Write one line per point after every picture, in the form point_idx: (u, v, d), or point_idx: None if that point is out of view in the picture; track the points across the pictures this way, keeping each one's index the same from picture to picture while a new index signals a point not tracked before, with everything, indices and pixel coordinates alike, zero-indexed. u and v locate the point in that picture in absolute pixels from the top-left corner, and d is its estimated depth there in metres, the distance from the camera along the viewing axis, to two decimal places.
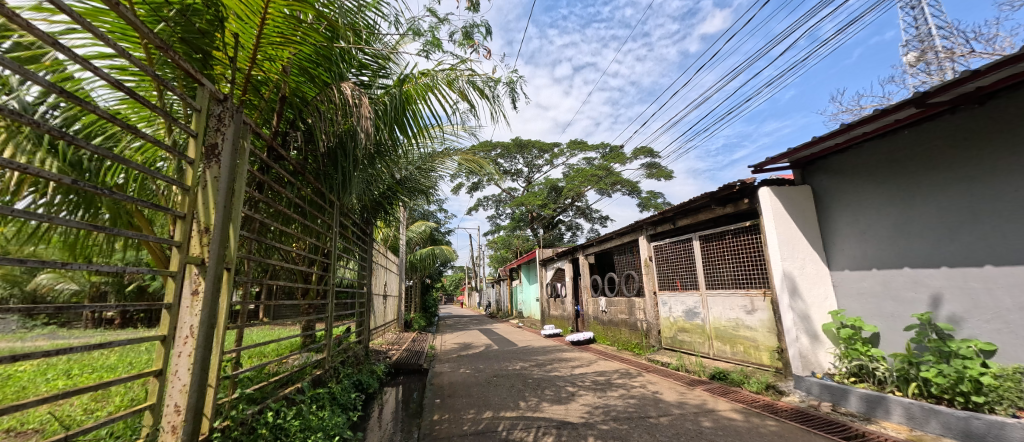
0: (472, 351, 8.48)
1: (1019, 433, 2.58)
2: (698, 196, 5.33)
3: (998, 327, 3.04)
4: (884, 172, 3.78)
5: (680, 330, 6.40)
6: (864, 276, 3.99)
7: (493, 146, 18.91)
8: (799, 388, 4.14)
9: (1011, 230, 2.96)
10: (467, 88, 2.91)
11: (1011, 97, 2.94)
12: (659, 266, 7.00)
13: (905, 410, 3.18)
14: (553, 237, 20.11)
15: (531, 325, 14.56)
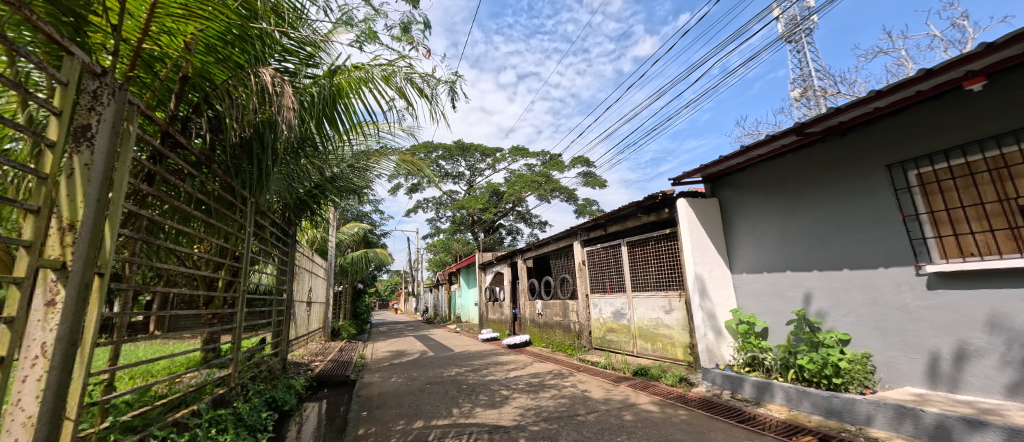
0: (406, 358, 8.16)
1: (866, 407, 3.12)
2: (626, 204, 5.71)
3: (852, 320, 3.66)
4: (775, 188, 4.37)
5: (609, 330, 6.77)
6: (757, 278, 4.57)
7: (434, 147, 18.51)
8: (705, 379, 4.62)
9: (862, 239, 3.59)
10: (406, 86, 2.80)
11: (864, 130, 3.57)
12: (591, 270, 7.36)
13: (785, 393, 3.70)
14: (492, 241, 20.17)
15: (469, 329, 14.42)
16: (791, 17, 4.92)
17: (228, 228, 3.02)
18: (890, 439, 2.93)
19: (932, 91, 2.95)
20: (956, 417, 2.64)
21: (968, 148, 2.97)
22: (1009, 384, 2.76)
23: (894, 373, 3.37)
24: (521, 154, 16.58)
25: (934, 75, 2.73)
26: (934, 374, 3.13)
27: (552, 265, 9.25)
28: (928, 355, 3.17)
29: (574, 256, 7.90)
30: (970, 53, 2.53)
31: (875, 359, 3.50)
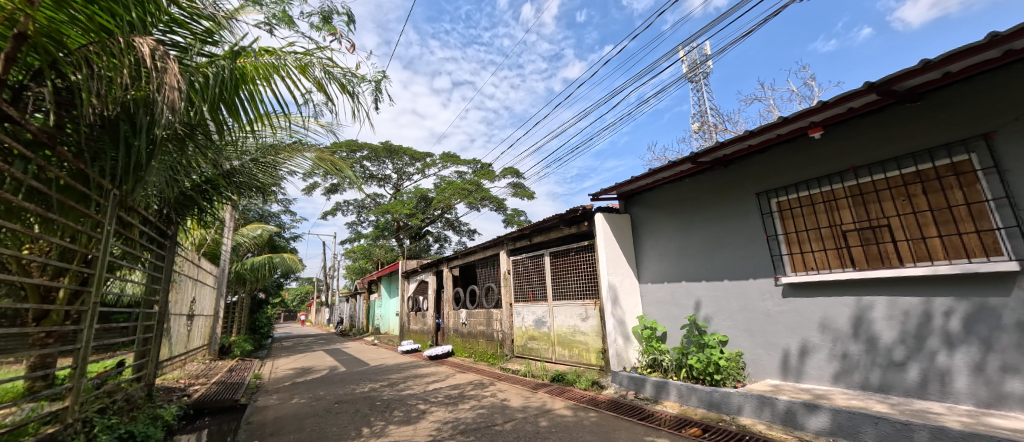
0: (313, 375, 7.43)
1: (738, 399, 3.64)
2: (549, 216, 5.99)
3: (729, 323, 4.26)
4: (676, 208, 4.92)
5: (530, 338, 6.93)
6: (659, 287, 5.08)
7: (358, 147, 17.43)
8: (613, 381, 4.97)
9: (738, 255, 4.21)
10: (325, 79, 2.57)
11: (743, 163, 4.21)
12: (516, 278, 7.50)
13: (678, 390, 4.15)
14: (417, 248, 19.46)
15: (388, 341, 13.68)
16: (692, 60, 5.65)
17: (80, 226, 2.49)
18: (755, 425, 3.45)
19: (790, 134, 3.59)
20: (799, 402, 3.21)
21: (812, 183, 3.67)
22: (835, 373, 3.44)
23: (759, 369, 3.98)
24: (452, 161, 16.32)
25: (790, 121, 3.33)
26: (786, 367, 3.77)
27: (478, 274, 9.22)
28: (782, 352, 3.81)
29: (500, 265, 7.99)
30: (812, 108, 3.15)
31: (745, 356, 4.10)
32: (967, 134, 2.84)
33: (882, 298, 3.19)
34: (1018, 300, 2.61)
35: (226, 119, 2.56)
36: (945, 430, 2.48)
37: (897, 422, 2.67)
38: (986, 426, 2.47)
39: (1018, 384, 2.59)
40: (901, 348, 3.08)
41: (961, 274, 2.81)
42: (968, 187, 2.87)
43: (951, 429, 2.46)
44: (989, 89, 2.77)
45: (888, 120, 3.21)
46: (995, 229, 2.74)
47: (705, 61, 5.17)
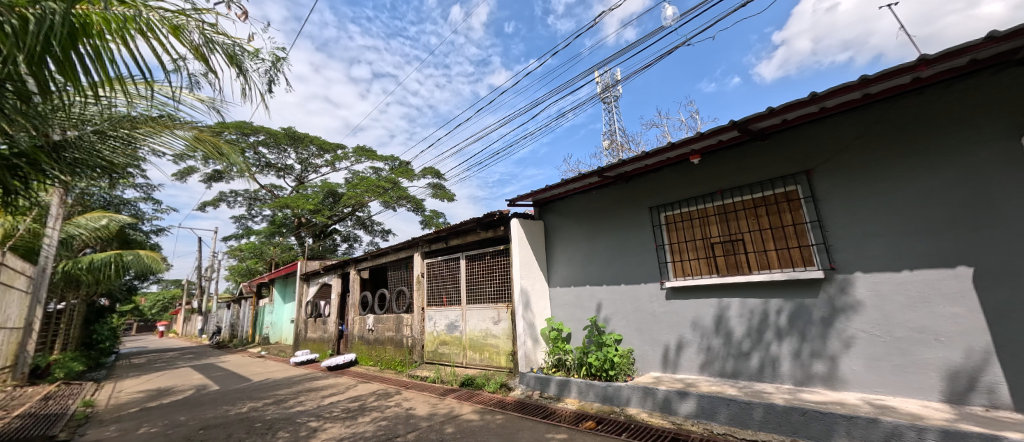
0: (174, 397, 6.26)
1: (627, 391, 4.04)
2: (467, 219, 5.99)
3: (624, 323, 4.71)
4: (584, 217, 5.30)
5: (441, 343, 6.78)
6: (566, 291, 5.40)
7: (252, 131, 15.32)
8: (520, 382, 5.13)
9: (633, 261, 4.69)
10: (205, 46, 2.28)
11: (640, 180, 4.70)
12: (430, 282, 7.31)
13: (578, 387, 4.45)
14: (321, 248, 17.72)
15: (280, 352, 12.21)
16: (604, 82, 6.16)
17: None
18: (639, 414, 3.87)
19: (677, 158, 4.12)
20: (673, 390, 3.68)
21: (691, 201, 4.27)
22: (702, 364, 4.02)
23: (646, 363, 4.46)
24: (367, 156, 15.24)
25: (676, 147, 3.84)
26: (665, 361, 4.30)
27: (389, 277, 8.75)
28: (663, 347, 4.33)
29: (414, 268, 7.71)
30: (692, 137, 3.68)
31: (635, 353, 4.57)
32: (798, 169, 3.57)
33: (737, 299, 3.84)
34: (823, 301, 3.36)
35: (56, 78, 1.96)
36: (773, 406, 3.08)
37: (742, 402, 3.24)
38: (800, 400, 3.13)
39: (822, 366, 3.33)
40: (748, 341, 3.74)
41: (789, 280, 3.52)
42: (796, 211, 3.62)
43: (777, 405, 3.07)
44: (812, 135, 3.52)
45: (747, 153, 3.89)
46: (811, 244, 3.49)
47: (615, 85, 5.67)
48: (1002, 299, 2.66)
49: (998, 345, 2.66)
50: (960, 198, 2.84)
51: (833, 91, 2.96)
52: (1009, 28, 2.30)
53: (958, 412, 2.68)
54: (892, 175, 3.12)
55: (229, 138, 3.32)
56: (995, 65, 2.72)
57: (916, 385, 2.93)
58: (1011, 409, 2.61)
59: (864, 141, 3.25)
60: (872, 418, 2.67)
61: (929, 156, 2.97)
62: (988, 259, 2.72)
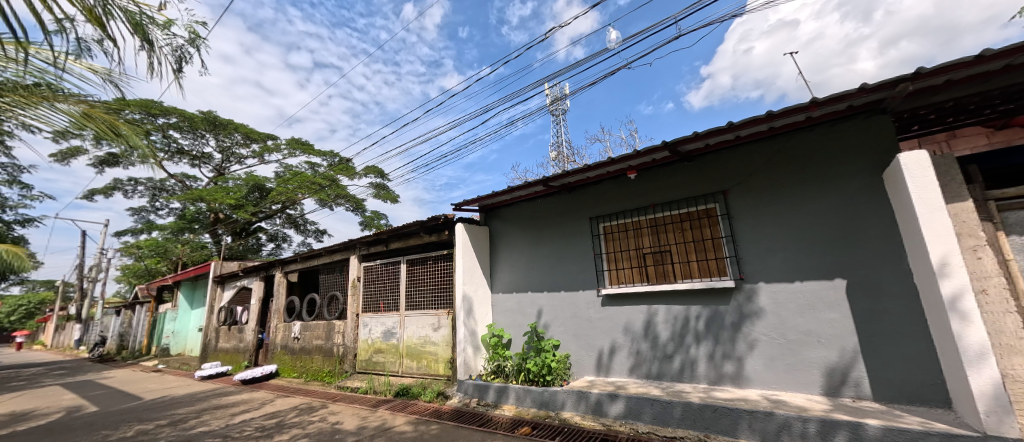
0: (36, 423, 5.34)
1: (562, 396, 4.19)
2: (410, 222, 5.87)
3: (562, 328, 4.90)
4: (528, 224, 5.45)
5: (376, 351, 6.54)
6: (509, 297, 5.50)
7: (162, 112, 13.68)
8: (457, 390, 5.09)
9: (573, 268, 4.92)
10: (104, 8, 2.05)
11: (582, 191, 4.95)
12: (366, 286, 7.02)
13: (516, 393, 4.53)
14: (241, 248, 16.21)
15: (184, 364, 10.90)
16: (553, 95, 6.40)
17: None
18: (572, 417, 4.05)
19: (615, 171, 4.41)
20: (605, 393, 3.90)
21: (627, 213, 4.60)
22: (631, 367, 4.31)
23: (581, 367, 4.68)
24: (303, 150, 14.28)
25: (615, 162, 4.12)
26: (599, 364, 4.55)
27: (321, 280, 8.26)
28: (597, 351, 4.58)
29: (349, 272, 7.36)
30: (630, 154, 3.98)
31: (571, 357, 4.77)
32: (717, 189, 4.01)
33: (664, 306, 4.18)
34: (733, 307, 3.78)
35: None
36: (690, 404, 3.40)
37: (663, 402, 3.53)
38: (712, 398, 3.49)
39: (731, 366, 3.74)
40: (672, 344, 4.08)
41: (707, 289, 3.92)
42: (714, 226, 4.05)
43: (693, 403, 3.39)
44: (730, 159, 3.97)
45: (676, 171, 4.28)
46: (725, 257, 3.93)
47: (562, 99, 5.93)
48: (867, 307, 3.21)
49: (863, 345, 3.19)
50: (839, 220, 3.38)
51: (746, 122, 3.38)
52: (875, 82, 2.81)
53: (833, 403, 3.17)
54: (789, 199, 3.62)
55: (129, 117, 2.87)
56: (866, 112, 3.29)
57: (802, 381, 3.41)
58: (871, 398, 3.14)
59: (770, 167, 3.74)
60: (768, 412, 3.06)
61: (817, 184, 3.50)
62: (857, 273, 3.27)
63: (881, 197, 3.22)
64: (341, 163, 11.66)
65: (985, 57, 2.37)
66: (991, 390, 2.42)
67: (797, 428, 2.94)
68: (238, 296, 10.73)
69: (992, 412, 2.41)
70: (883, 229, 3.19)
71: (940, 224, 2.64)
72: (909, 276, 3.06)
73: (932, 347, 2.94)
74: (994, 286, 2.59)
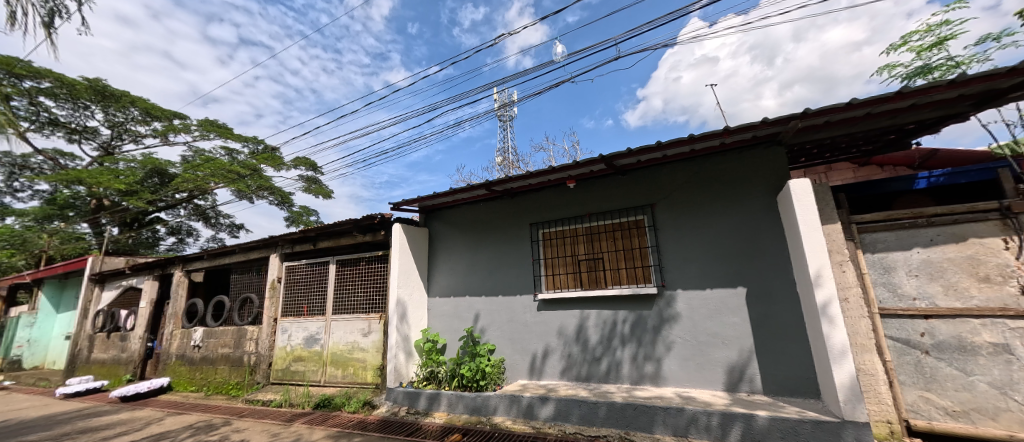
0: None
1: (495, 401, 4.24)
2: (343, 220, 5.59)
3: (498, 332, 4.97)
4: (469, 227, 5.46)
5: (295, 359, 6.07)
6: (445, 302, 5.44)
7: (29, 74, 11.51)
8: (386, 399, 4.91)
9: (511, 272, 5.03)
10: None
11: (524, 197, 5.09)
12: (288, 288, 6.51)
13: (448, 400, 4.50)
14: (131, 243, 14.11)
15: (44, 379, 9.17)
16: (500, 100, 6.49)
17: None
18: (504, 421, 4.12)
19: (556, 180, 4.60)
20: (536, 397, 4.02)
21: (564, 221, 4.81)
22: (562, 370, 4.50)
23: (514, 372, 4.78)
24: (219, 133, 12.83)
25: (556, 171, 4.30)
26: (532, 368, 4.68)
27: (233, 281, 7.49)
28: (531, 355, 4.71)
29: (269, 272, 6.78)
30: (570, 164, 4.18)
31: (506, 362, 4.85)
32: (645, 202, 4.37)
33: (594, 311, 4.42)
34: (655, 312, 4.12)
35: None
36: (614, 404, 3.64)
37: (590, 403, 3.74)
38: (634, 397, 3.76)
39: (651, 366, 4.07)
40: (600, 348, 4.33)
41: (633, 295, 4.23)
42: (642, 236, 4.39)
43: (617, 403, 3.64)
44: (657, 176, 4.33)
45: (610, 184, 4.57)
46: (650, 265, 4.28)
47: (509, 105, 6.03)
48: (762, 312, 3.68)
49: (757, 346, 3.66)
50: (743, 235, 3.85)
51: (672, 142, 3.74)
52: (775, 116, 3.26)
53: (732, 398, 3.58)
54: (705, 214, 4.06)
55: None
56: (768, 143, 3.81)
57: (709, 379, 3.81)
58: (762, 392, 3.60)
59: (690, 185, 4.16)
60: (678, 407, 3.40)
61: (727, 202, 3.96)
62: (755, 283, 3.74)
63: (776, 217, 3.74)
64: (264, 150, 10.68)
65: (854, 104, 2.87)
66: (848, 382, 2.90)
67: (703, 421, 3.28)
68: (120, 299, 9.31)
69: (848, 400, 2.90)
70: (776, 245, 3.70)
71: (818, 242, 3.14)
72: (794, 286, 3.58)
73: (809, 347, 3.46)
74: (853, 295, 3.13)
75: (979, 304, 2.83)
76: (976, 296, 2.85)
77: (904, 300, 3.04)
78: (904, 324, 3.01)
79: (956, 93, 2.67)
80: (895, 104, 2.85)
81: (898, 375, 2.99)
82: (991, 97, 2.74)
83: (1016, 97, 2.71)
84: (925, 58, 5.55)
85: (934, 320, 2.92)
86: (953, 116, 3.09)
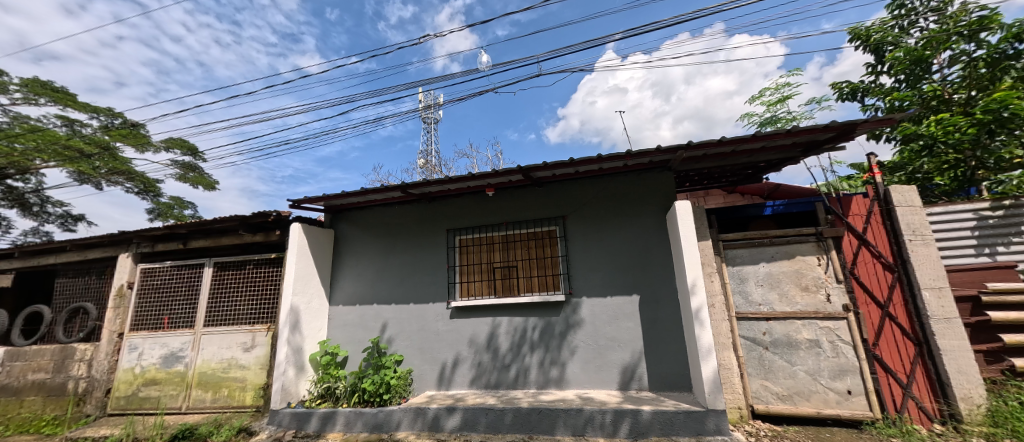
0: None
1: (398, 415, 4.10)
2: (227, 217, 4.93)
3: (407, 342, 4.82)
4: (381, 230, 5.24)
5: (147, 383, 5.08)
6: (349, 310, 5.11)
7: None
8: (270, 422, 4.41)
9: (425, 278, 4.94)
10: None
11: (442, 202, 5.06)
12: (144, 296, 5.47)
13: (345, 418, 4.22)
14: None
15: None
16: (424, 102, 6.40)
17: None
18: (407, 436, 4.00)
19: (474, 187, 4.67)
20: (443, 408, 3.98)
21: (481, 228, 4.90)
22: (472, 378, 4.53)
23: (422, 382, 4.67)
24: (55, 99, 10.29)
25: (475, 178, 4.37)
26: (440, 378, 4.62)
27: (59, 287, 6.09)
28: (441, 364, 4.65)
29: (115, 275, 5.64)
30: (488, 172, 4.28)
31: (414, 372, 4.72)
32: (557, 214, 4.65)
33: (505, 318, 4.56)
34: (562, 318, 4.40)
35: None
36: (519, 409, 3.78)
37: (497, 410, 3.83)
38: (538, 401, 3.94)
39: (556, 371, 4.32)
40: (509, 354, 4.47)
41: (542, 302, 4.45)
42: (554, 246, 4.67)
43: (522, 408, 3.79)
44: (568, 191, 4.66)
45: (526, 194, 4.78)
46: (560, 274, 4.56)
47: (430, 107, 5.97)
48: (650, 317, 4.16)
49: (645, 349, 4.11)
50: (638, 250, 4.33)
51: (583, 160, 4.07)
52: (666, 146, 3.76)
53: (624, 396, 3.97)
54: (608, 228, 4.47)
55: None
56: (660, 168, 4.36)
57: (605, 379, 4.18)
58: (648, 389, 4.05)
59: (597, 201, 4.55)
60: (575, 408, 3.66)
61: (627, 219, 4.42)
62: (646, 292, 4.22)
63: (664, 234, 4.28)
64: (122, 126, 8.86)
65: (724, 141, 3.44)
66: (712, 377, 3.41)
67: (597, 420, 3.58)
68: None
69: (712, 392, 3.40)
70: (664, 259, 4.23)
71: (695, 257, 3.67)
72: (676, 295, 4.13)
73: (685, 349, 4.01)
74: (719, 301, 3.70)
75: (801, 308, 3.58)
76: (799, 302, 3.59)
77: (752, 305, 3.71)
78: (751, 325, 3.66)
79: (791, 141, 3.38)
80: (752, 145, 3.48)
81: (747, 368, 3.61)
82: (814, 146, 3.53)
83: (830, 148, 3.51)
84: (773, 111, 6.88)
85: (772, 322, 3.61)
86: (790, 160, 3.89)
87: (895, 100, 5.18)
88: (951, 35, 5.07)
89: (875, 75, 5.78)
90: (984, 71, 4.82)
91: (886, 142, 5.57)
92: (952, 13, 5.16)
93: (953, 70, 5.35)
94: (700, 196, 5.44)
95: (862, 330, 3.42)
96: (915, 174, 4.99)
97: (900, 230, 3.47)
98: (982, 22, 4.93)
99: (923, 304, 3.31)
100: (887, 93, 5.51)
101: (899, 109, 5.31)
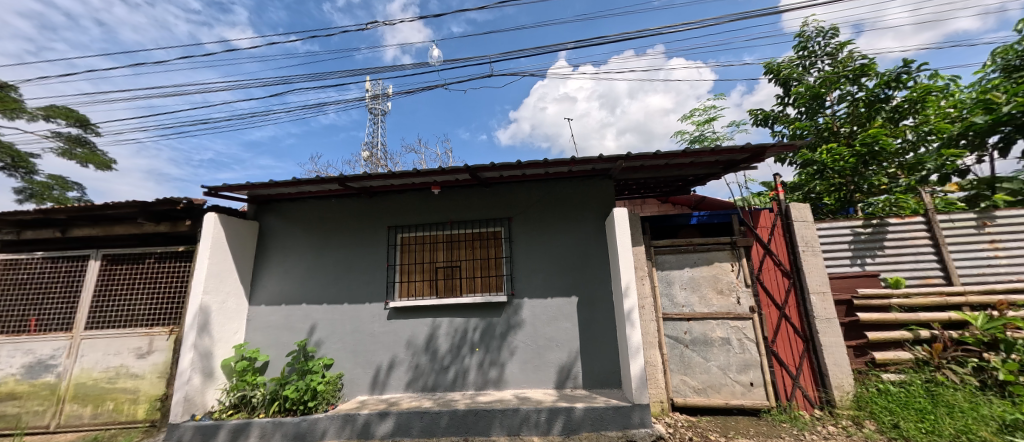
0: None
1: (324, 423, 3.89)
2: (123, 203, 4.32)
3: (338, 345, 4.58)
4: (314, 224, 4.94)
5: (2, 398, 4.32)
6: (272, 311, 4.75)
7: None
8: (169, 438, 3.92)
9: (362, 277, 4.74)
10: None
11: (384, 198, 4.90)
12: (5, 293, 4.63)
13: (260, 429, 3.91)
14: None
15: None
16: (369, 90, 6.16)
17: None
18: None
19: (419, 184, 4.59)
20: (375, 413, 3.85)
21: (424, 227, 4.82)
22: (408, 381, 4.43)
23: (353, 387, 4.47)
24: None
25: (419, 175, 4.29)
26: (374, 382, 4.46)
27: None
28: (375, 368, 4.49)
29: None
30: (433, 170, 4.23)
31: (344, 377, 4.50)
32: (503, 215, 4.71)
33: (445, 319, 4.52)
34: (503, 319, 4.46)
35: None
36: (455, 412, 3.76)
37: (432, 413, 3.78)
38: (475, 402, 3.97)
39: (495, 372, 4.37)
40: (448, 356, 4.44)
41: (484, 303, 4.48)
42: (498, 247, 4.73)
43: (459, 410, 3.78)
44: (512, 194, 4.74)
45: (472, 194, 4.79)
46: (502, 275, 4.62)
47: (374, 96, 5.76)
48: (587, 318, 4.36)
49: (580, 350, 4.30)
50: (577, 254, 4.52)
51: (529, 163, 4.16)
52: (607, 155, 3.98)
53: (559, 394, 4.12)
54: (550, 232, 4.61)
55: None
56: (599, 177, 4.60)
57: (541, 378, 4.30)
58: (582, 387, 4.24)
59: (541, 205, 4.68)
60: (512, 407, 3.73)
61: (568, 224, 4.60)
62: (584, 294, 4.42)
63: (602, 239, 4.52)
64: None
65: (658, 155, 3.72)
66: (639, 374, 3.65)
67: (532, 418, 3.68)
68: None
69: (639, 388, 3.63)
70: (600, 264, 4.47)
71: (629, 261, 3.92)
72: (610, 298, 4.38)
73: (615, 350, 4.26)
74: (648, 303, 3.98)
75: (716, 309, 3.97)
76: (715, 303, 3.98)
77: (677, 307, 4.03)
78: (675, 325, 3.99)
79: (714, 158, 3.74)
80: (682, 159, 3.79)
81: (670, 364, 3.93)
82: (732, 164, 3.94)
83: (745, 167, 3.95)
84: (700, 130, 7.54)
85: (692, 322, 3.96)
86: (712, 175, 4.30)
87: (797, 129, 5.86)
88: (841, 77, 5.92)
89: (782, 105, 6.57)
90: (863, 109, 5.64)
91: (789, 165, 6.36)
92: (842, 58, 6.04)
93: (841, 106, 6.23)
94: (637, 205, 5.82)
95: (763, 329, 3.88)
96: (809, 194, 5.68)
97: (796, 242, 3.99)
98: (863, 68, 5.80)
99: (812, 307, 3.81)
100: (791, 122, 6.29)
101: (798, 136, 6.09)
